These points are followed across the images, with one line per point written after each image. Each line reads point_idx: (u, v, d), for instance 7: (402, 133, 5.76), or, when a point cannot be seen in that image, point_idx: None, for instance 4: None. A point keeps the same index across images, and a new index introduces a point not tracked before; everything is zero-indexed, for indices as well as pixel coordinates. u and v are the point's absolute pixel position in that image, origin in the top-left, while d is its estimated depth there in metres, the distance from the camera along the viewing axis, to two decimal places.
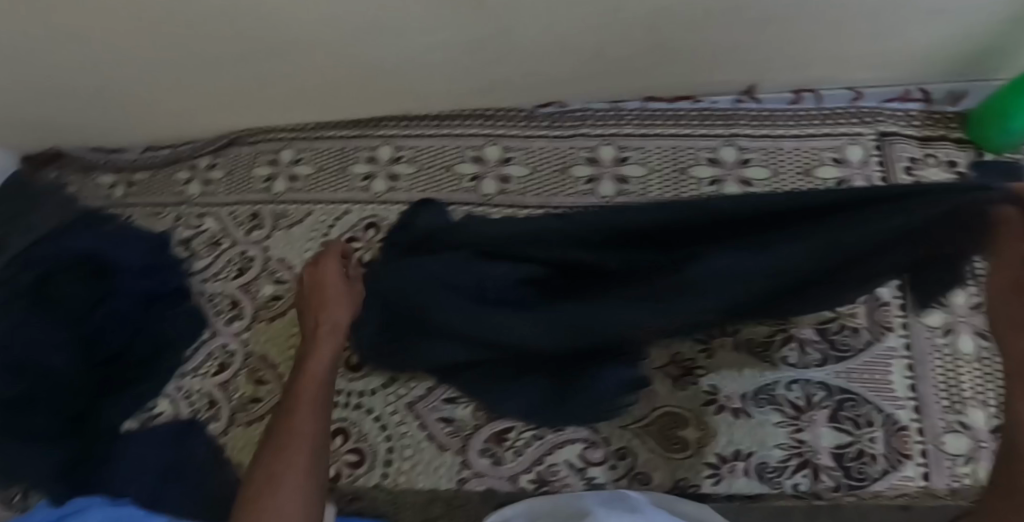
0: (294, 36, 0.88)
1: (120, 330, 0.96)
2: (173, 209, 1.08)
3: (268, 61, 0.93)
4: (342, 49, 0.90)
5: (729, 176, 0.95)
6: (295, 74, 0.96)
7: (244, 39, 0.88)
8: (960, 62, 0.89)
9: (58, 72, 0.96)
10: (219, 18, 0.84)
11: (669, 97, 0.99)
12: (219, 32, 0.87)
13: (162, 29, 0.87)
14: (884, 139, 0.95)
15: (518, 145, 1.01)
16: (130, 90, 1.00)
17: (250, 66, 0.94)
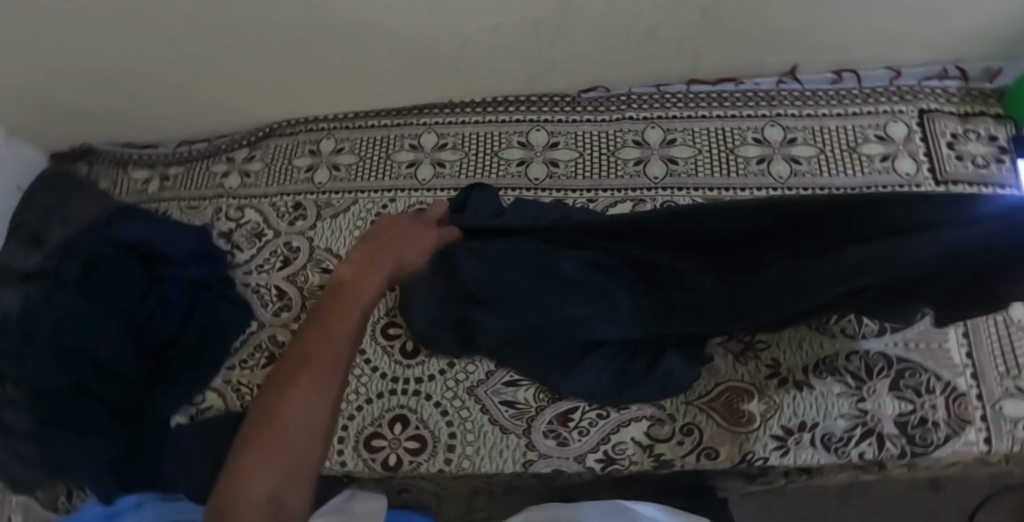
0: (345, 16, 0.88)
1: (169, 319, 0.97)
2: (212, 201, 1.07)
3: (316, 44, 0.93)
4: (392, 30, 0.90)
5: (776, 154, 0.97)
6: (342, 59, 0.96)
7: (294, 18, 0.89)
8: (997, 36, 0.92)
9: (99, 59, 0.96)
10: None
11: (713, 79, 1.01)
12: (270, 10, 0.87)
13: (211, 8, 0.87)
14: (925, 115, 0.97)
15: (564, 130, 1.02)
16: (171, 78, 1.00)
17: (295, 49, 0.94)
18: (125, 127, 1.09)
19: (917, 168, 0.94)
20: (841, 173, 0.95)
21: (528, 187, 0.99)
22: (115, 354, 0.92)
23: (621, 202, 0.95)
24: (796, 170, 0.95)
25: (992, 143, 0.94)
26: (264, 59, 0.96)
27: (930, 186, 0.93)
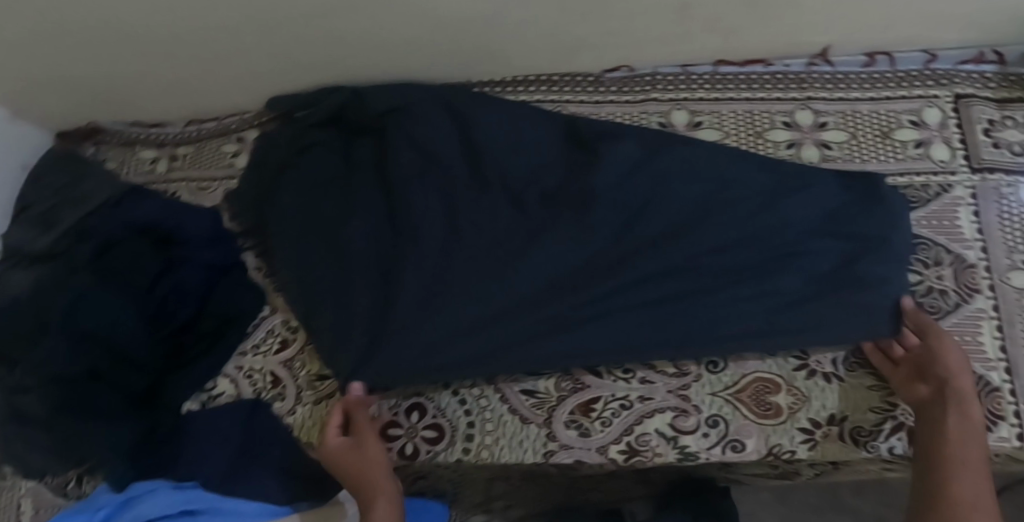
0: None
1: (187, 301, 0.95)
2: (222, 183, 1.03)
3: (343, 20, 0.89)
4: (420, 6, 0.86)
5: (806, 139, 0.93)
6: (369, 37, 0.92)
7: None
8: None
9: (111, 33, 0.91)
10: None
11: (741, 61, 0.97)
12: None
13: None
14: (960, 101, 0.94)
15: (587, 111, 0.98)
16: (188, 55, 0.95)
17: (320, 25, 0.90)
18: (134, 105, 1.05)
19: (951, 155, 0.92)
20: (873, 160, 0.92)
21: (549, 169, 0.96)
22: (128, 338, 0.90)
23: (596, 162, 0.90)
24: (827, 155, 0.93)
25: None
26: (282, 33, 0.91)
27: (965, 173, 0.91)
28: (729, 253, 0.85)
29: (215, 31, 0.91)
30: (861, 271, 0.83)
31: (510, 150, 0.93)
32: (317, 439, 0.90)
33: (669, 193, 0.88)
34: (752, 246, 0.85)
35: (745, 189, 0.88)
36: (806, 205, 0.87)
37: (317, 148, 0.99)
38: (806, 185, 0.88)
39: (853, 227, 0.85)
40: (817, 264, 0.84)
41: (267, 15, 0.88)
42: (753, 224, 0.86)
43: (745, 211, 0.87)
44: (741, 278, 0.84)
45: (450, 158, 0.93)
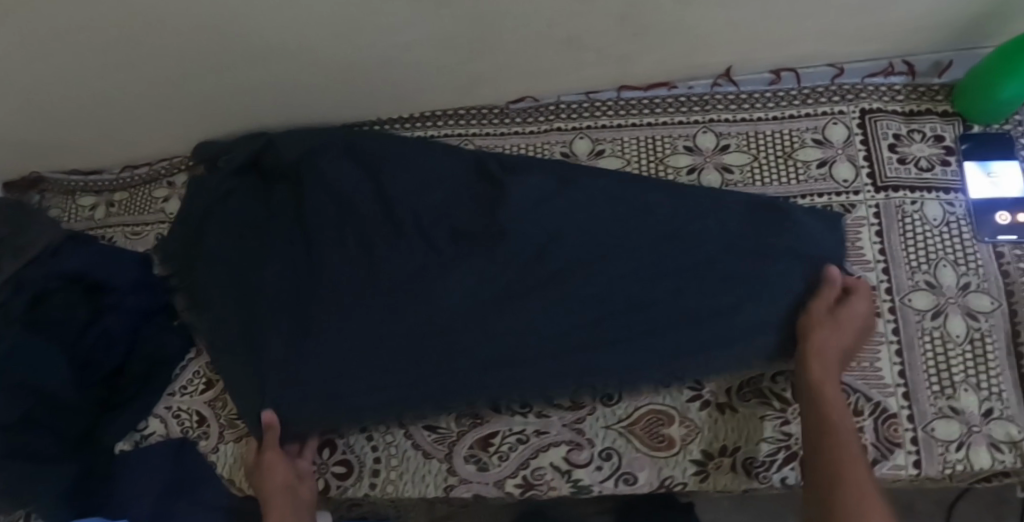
0: (269, 44, 0.88)
1: (117, 345, 0.98)
2: (155, 227, 1.06)
3: (249, 71, 0.92)
4: (316, 52, 0.89)
5: (707, 164, 0.93)
6: (275, 83, 0.95)
7: (219, 47, 0.88)
8: (953, 29, 0.88)
9: (35, 89, 0.95)
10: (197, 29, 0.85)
11: (644, 85, 0.97)
12: (194, 38, 0.86)
13: (147, 38, 0.86)
14: (867, 116, 0.92)
15: (492, 143, 0.98)
16: (110, 107, 0.99)
17: (227, 75, 0.93)
18: (69, 153, 1.09)
19: (855, 174, 0.90)
20: (774, 182, 0.91)
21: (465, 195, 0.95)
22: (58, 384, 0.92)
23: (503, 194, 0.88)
24: (728, 179, 0.92)
25: (937, 143, 0.90)
26: (193, 82, 0.94)
27: (868, 192, 0.89)
28: (647, 284, 0.83)
29: (127, 82, 0.94)
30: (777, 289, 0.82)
31: (426, 188, 0.91)
32: (238, 476, 0.93)
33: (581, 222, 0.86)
34: (669, 275, 0.83)
35: (667, 220, 0.85)
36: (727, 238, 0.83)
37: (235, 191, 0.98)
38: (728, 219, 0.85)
39: (769, 248, 0.83)
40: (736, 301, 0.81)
41: (172, 65, 0.91)
42: (674, 252, 0.84)
43: (663, 237, 0.85)
44: (664, 308, 0.82)
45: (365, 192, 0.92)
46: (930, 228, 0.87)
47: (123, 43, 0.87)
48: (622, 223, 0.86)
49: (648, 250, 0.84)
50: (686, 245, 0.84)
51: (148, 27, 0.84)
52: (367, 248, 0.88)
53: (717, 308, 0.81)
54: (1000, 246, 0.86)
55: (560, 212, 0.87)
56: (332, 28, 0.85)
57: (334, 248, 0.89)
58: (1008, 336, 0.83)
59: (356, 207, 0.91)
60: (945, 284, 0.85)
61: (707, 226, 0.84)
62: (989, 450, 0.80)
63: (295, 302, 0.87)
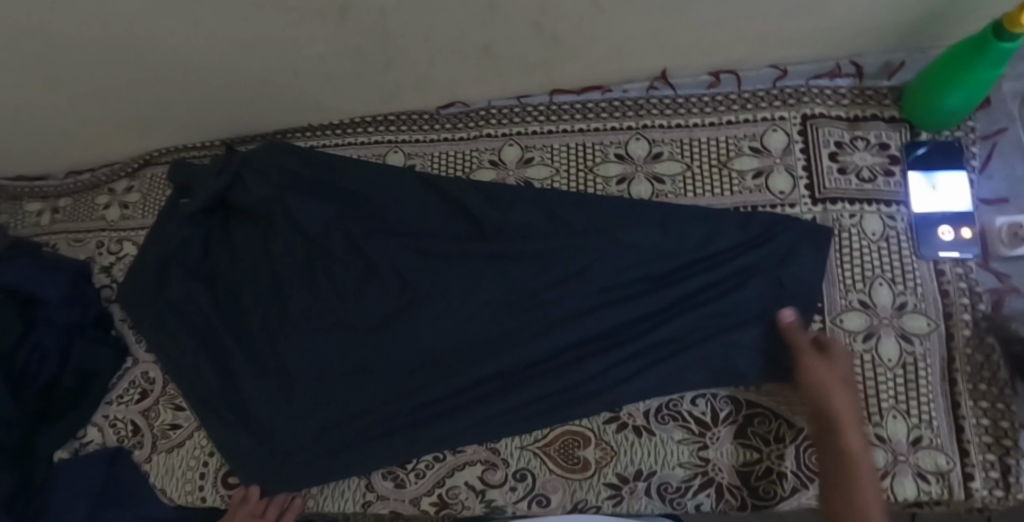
0: (187, 51, 0.89)
1: (46, 362, 0.98)
2: (95, 235, 1.07)
3: (175, 76, 0.94)
4: (233, 55, 0.89)
5: (638, 172, 0.89)
6: (204, 87, 0.96)
7: (137, 52, 0.90)
8: (902, 31, 0.83)
9: None
10: (114, 36, 0.87)
11: (577, 89, 0.93)
12: (111, 43, 0.88)
13: (68, 42, 0.88)
14: (808, 122, 0.88)
15: (421, 150, 0.96)
16: (49, 109, 1.01)
17: (157, 81, 0.95)
18: (21, 158, 1.12)
19: (792, 185, 0.86)
20: (707, 193, 0.87)
21: (405, 214, 0.92)
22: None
23: (465, 229, 0.90)
24: (658, 190, 0.88)
25: (882, 151, 0.85)
26: (123, 85, 0.96)
27: (805, 205, 0.85)
28: (596, 327, 0.82)
29: (60, 85, 0.97)
30: (724, 333, 0.80)
31: (381, 227, 0.93)
32: (169, 485, 0.95)
33: (524, 260, 0.86)
34: (618, 317, 0.82)
35: (620, 267, 0.84)
36: (677, 292, 0.82)
37: (196, 230, 0.99)
38: (682, 270, 0.83)
39: (721, 285, 0.82)
40: (683, 350, 0.80)
41: (99, 67, 0.93)
42: (621, 292, 0.84)
43: (613, 275, 0.84)
44: (614, 355, 0.81)
45: (318, 232, 0.94)
46: (869, 244, 0.83)
47: (48, 48, 0.89)
48: (565, 259, 0.85)
49: (597, 290, 0.84)
50: (633, 277, 0.83)
51: (68, 31, 0.87)
52: (335, 291, 0.91)
53: (654, 350, 0.81)
54: (941, 263, 0.81)
55: (509, 247, 0.87)
56: (243, 33, 0.85)
57: (295, 286, 0.93)
58: (943, 360, 0.78)
59: (313, 244, 0.94)
60: (880, 303, 0.81)
61: (660, 275, 0.83)
62: (915, 481, 0.75)
63: (257, 340, 0.92)
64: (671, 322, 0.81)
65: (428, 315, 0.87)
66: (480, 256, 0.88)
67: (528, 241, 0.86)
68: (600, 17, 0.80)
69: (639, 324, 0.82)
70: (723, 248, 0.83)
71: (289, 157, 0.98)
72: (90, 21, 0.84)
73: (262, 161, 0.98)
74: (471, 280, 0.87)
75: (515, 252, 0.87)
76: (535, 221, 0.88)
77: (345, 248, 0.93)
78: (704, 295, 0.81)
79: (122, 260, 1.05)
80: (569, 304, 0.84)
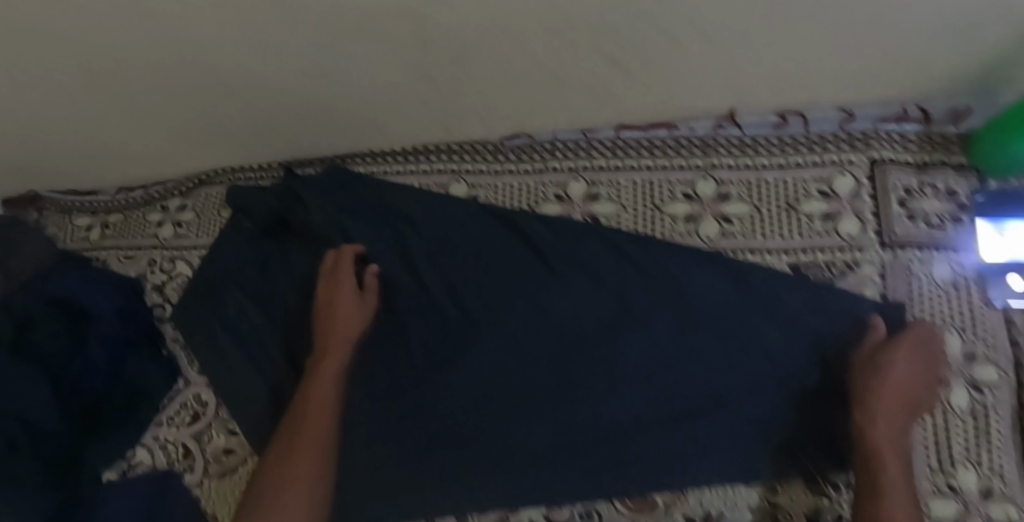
0: (259, 73, 0.89)
1: (98, 377, 0.98)
2: (147, 252, 1.07)
3: (244, 97, 0.94)
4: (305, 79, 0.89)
5: (707, 212, 0.89)
6: (271, 110, 0.96)
7: (209, 73, 0.90)
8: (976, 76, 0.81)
9: (38, 109, 0.98)
10: (188, 56, 0.87)
11: (643, 124, 0.92)
12: (184, 63, 0.88)
13: (140, 62, 0.89)
14: (876, 167, 0.88)
15: (485, 181, 0.97)
16: (110, 126, 1.01)
17: (224, 102, 0.95)
18: (74, 174, 1.12)
19: (862, 229, 0.86)
20: (776, 235, 0.87)
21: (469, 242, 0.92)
22: (36, 400, 0.94)
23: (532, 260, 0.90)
24: (727, 230, 0.88)
25: (950, 198, 0.86)
26: (189, 104, 0.96)
27: (875, 250, 0.85)
28: (667, 367, 0.83)
29: (126, 102, 0.96)
30: (792, 378, 0.81)
31: (445, 256, 0.92)
32: (221, 512, 0.93)
33: (593, 297, 0.87)
34: (691, 360, 0.83)
35: (685, 314, 0.84)
36: (748, 333, 0.82)
37: (254, 254, 0.99)
38: (751, 315, 0.83)
39: (791, 326, 0.82)
40: (751, 393, 0.81)
41: (165, 85, 0.93)
42: (692, 333, 0.83)
43: (684, 315, 0.84)
44: (682, 403, 0.82)
45: (382, 263, 0.93)
46: (938, 291, 0.83)
47: (119, 66, 0.89)
48: (639, 295, 0.86)
49: (668, 330, 0.84)
50: (702, 315, 0.84)
51: (142, 52, 0.87)
52: (396, 321, 0.91)
53: (724, 394, 0.81)
54: (1011, 313, 0.82)
55: (577, 281, 0.88)
56: (319, 56, 0.85)
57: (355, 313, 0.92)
58: (1014, 411, 0.79)
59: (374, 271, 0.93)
60: (950, 352, 0.81)
61: (731, 314, 0.83)
62: None
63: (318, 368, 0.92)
64: (740, 365, 0.82)
65: (497, 348, 0.87)
66: (548, 288, 0.88)
67: (594, 278, 0.87)
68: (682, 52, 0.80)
69: (709, 366, 0.82)
70: (788, 299, 0.83)
71: (359, 187, 0.98)
72: (167, 42, 0.85)
73: (327, 182, 0.98)
74: (540, 313, 0.87)
75: (584, 287, 0.87)
76: (602, 257, 0.88)
77: (407, 277, 0.92)
78: (776, 337, 0.82)
79: (173, 279, 1.04)
80: (638, 345, 0.84)
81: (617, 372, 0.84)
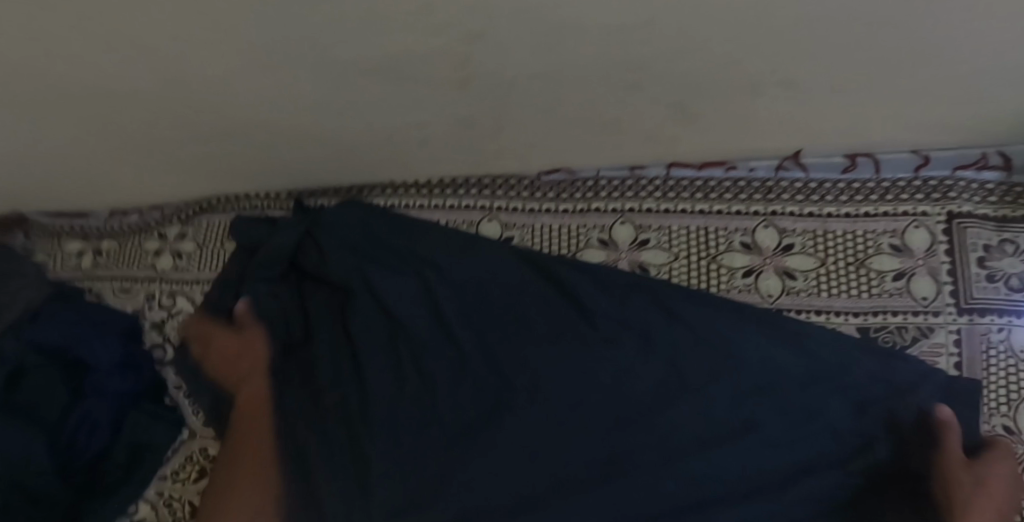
0: (276, 100, 0.80)
1: (96, 433, 0.90)
2: (145, 285, 0.99)
3: (257, 124, 0.85)
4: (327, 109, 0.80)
5: (767, 265, 0.82)
6: (286, 138, 0.87)
7: (220, 97, 0.81)
8: None
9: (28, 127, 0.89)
10: (198, 78, 0.78)
11: (697, 163, 0.84)
12: (196, 86, 0.80)
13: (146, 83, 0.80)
14: (953, 222, 0.81)
15: (521, 221, 0.88)
16: (106, 149, 0.92)
17: (233, 128, 0.86)
18: (64, 195, 1.03)
19: (936, 290, 0.79)
20: (842, 293, 0.80)
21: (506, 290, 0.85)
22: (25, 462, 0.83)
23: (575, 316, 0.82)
24: (789, 286, 0.81)
25: None
26: (195, 129, 0.87)
27: (949, 314, 0.79)
28: (730, 439, 0.75)
29: (124, 124, 0.87)
30: (867, 455, 0.73)
31: (479, 308, 0.84)
32: None
33: (644, 358, 0.80)
34: (758, 432, 0.75)
35: (745, 383, 0.77)
36: (817, 404, 0.75)
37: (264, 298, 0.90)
38: (819, 387, 0.76)
39: (862, 399, 0.75)
40: (823, 470, 0.73)
41: (170, 114, 0.85)
42: (756, 402, 0.76)
43: (748, 383, 0.77)
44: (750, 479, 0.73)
45: (409, 312, 0.85)
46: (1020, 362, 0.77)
47: (121, 85, 0.80)
48: (696, 358, 0.78)
49: (729, 400, 0.77)
50: (766, 383, 0.77)
51: (148, 72, 0.78)
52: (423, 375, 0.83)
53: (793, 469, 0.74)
54: None
55: (626, 340, 0.80)
56: (344, 86, 0.76)
57: (382, 367, 0.84)
58: None
59: (402, 322, 0.85)
60: None
61: (798, 382, 0.76)
62: None
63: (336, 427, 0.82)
64: (810, 439, 0.74)
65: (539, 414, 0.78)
66: (594, 347, 0.81)
67: (645, 337, 0.80)
68: (750, 98, 0.74)
69: (777, 440, 0.74)
70: (855, 368, 0.76)
71: (380, 225, 0.89)
72: (178, 64, 0.76)
73: (345, 214, 0.89)
74: (586, 372, 0.80)
75: (634, 348, 0.80)
76: (652, 314, 0.81)
77: (434, 331, 0.84)
78: (847, 409, 0.75)
79: (176, 317, 0.97)
80: (698, 414, 0.76)
81: (672, 446, 0.75)
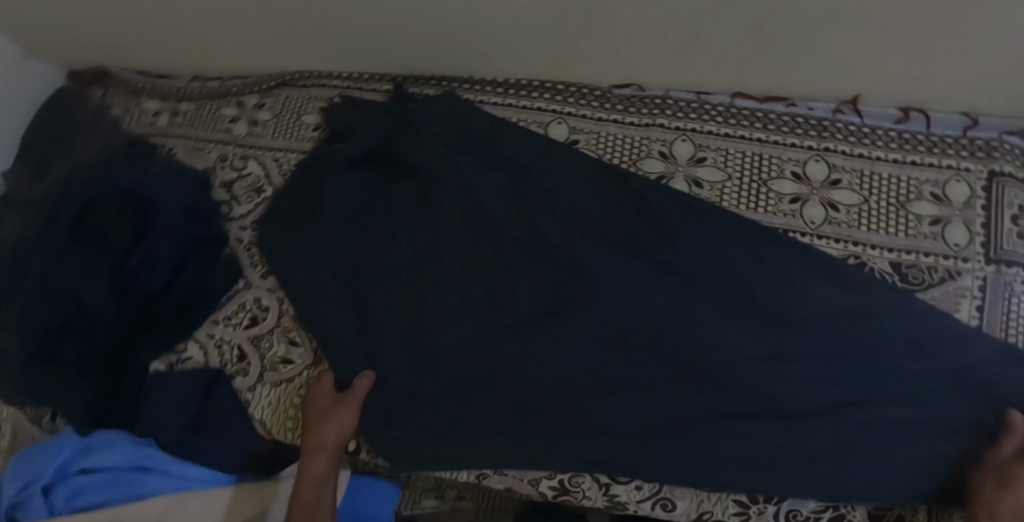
0: None
1: (159, 271, 0.97)
2: (218, 146, 1.06)
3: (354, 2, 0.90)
4: None
5: (814, 196, 0.87)
6: (379, 21, 0.92)
7: None
8: None
9: None
10: None
11: (760, 96, 0.91)
12: None
13: None
14: (995, 180, 0.85)
15: (587, 127, 0.93)
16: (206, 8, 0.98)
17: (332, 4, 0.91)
18: (153, 53, 1.10)
19: (969, 240, 0.84)
20: (881, 230, 0.85)
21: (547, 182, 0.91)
22: (92, 285, 0.95)
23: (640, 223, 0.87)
24: (832, 217, 0.86)
25: None
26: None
27: (978, 262, 0.83)
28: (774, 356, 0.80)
29: None
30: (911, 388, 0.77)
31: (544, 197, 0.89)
32: (270, 419, 0.91)
33: (704, 270, 0.83)
34: (806, 360, 0.79)
35: (803, 335, 0.80)
36: (867, 344, 0.78)
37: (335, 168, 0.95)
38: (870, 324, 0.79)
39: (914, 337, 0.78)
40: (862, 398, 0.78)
41: None
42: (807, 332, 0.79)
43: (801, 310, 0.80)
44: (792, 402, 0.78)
45: (484, 196, 0.90)
46: None
47: None
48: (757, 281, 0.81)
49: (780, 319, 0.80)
50: (824, 314, 0.79)
51: None
52: (490, 254, 0.89)
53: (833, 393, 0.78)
54: None
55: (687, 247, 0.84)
56: None
57: (453, 248, 0.90)
58: None
59: (476, 204, 0.90)
60: None
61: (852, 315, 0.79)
62: None
63: (405, 298, 0.89)
64: (852, 369, 0.78)
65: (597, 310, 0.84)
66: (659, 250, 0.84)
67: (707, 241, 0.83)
68: (823, 36, 0.79)
69: (824, 370, 0.79)
70: (909, 316, 0.78)
71: (460, 113, 0.93)
72: None
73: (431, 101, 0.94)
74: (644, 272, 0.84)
75: (694, 252, 0.83)
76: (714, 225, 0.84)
77: (492, 222, 0.89)
78: (899, 348, 0.78)
79: (243, 178, 1.02)
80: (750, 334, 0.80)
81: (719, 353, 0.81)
